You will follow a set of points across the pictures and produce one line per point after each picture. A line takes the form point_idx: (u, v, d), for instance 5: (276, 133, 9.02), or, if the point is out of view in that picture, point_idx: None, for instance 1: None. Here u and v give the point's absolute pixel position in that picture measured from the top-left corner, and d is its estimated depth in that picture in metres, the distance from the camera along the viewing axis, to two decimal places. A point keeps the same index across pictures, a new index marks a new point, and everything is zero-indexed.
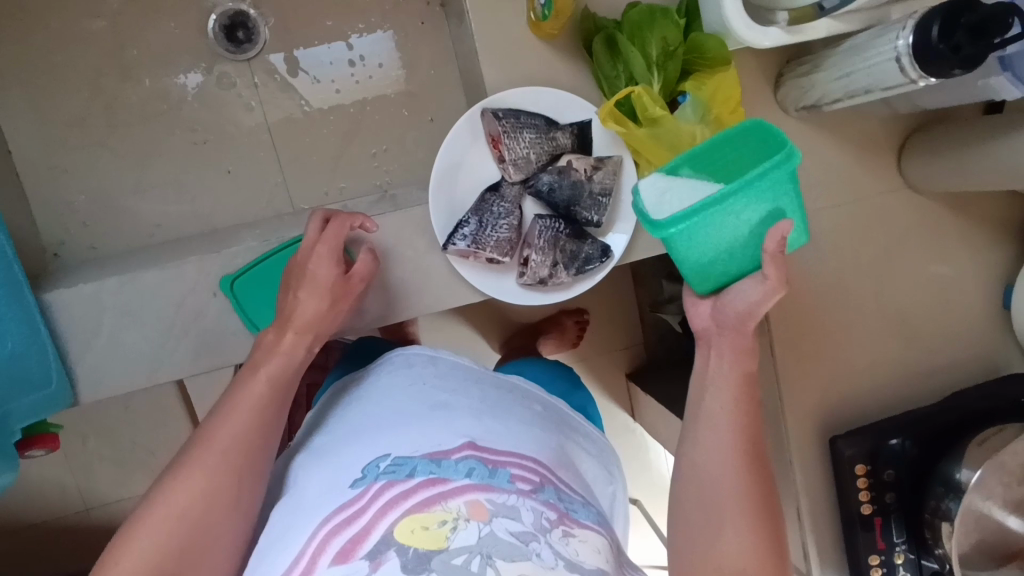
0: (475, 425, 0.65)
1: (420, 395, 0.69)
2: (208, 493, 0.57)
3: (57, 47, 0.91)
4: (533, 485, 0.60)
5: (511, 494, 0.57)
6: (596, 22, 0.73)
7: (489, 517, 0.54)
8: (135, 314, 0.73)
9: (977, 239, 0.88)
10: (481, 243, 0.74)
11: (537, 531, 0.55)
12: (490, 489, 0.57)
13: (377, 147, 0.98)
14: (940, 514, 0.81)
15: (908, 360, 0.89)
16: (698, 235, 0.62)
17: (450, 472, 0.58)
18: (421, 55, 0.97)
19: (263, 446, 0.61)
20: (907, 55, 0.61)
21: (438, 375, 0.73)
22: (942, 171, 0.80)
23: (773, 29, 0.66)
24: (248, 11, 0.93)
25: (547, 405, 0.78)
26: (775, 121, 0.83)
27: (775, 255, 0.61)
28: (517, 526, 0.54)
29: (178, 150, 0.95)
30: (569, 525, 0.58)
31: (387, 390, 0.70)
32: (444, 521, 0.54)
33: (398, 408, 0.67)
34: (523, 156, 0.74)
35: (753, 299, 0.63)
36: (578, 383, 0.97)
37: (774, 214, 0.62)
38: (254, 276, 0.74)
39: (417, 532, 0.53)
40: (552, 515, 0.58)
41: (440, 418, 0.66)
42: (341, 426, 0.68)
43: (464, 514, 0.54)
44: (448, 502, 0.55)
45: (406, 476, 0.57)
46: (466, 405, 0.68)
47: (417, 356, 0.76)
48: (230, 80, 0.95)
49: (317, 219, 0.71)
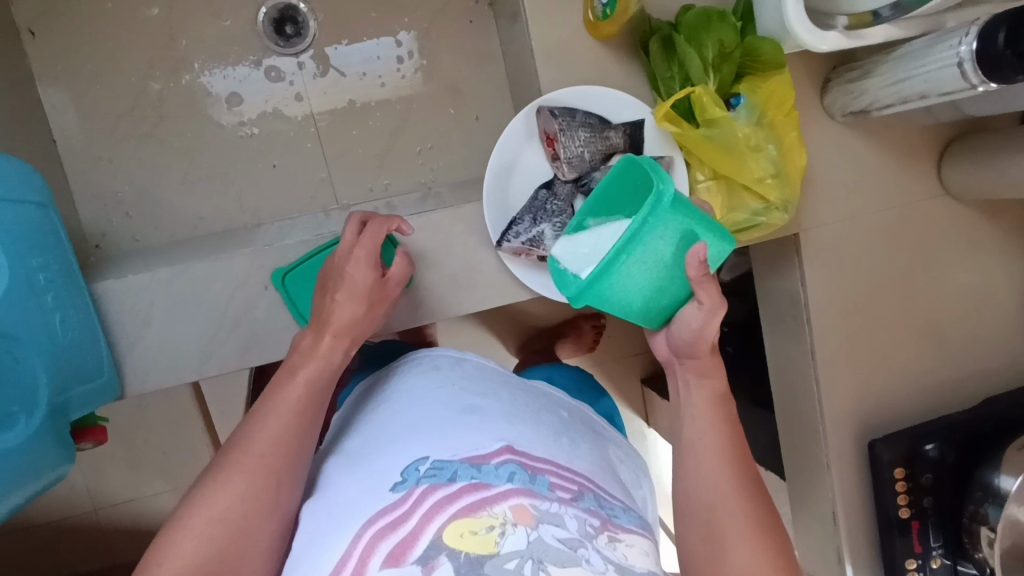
0: (507, 428, 0.63)
1: (448, 399, 0.66)
2: (251, 492, 0.55)
3: (107, 35, 0.90)
4: (573, 493, 0.57)
5: (552, 502, 0.54)
6: (651, 24, 0.74)
7: (535, 523, 0.51)
8: (186, 306, 0.72)
9: (1012, 248, 0.90)
10: (536, 240, 0.74)
11: (583, 538, 0.52)
12: (533, 495, 0.54)
13: (422, 145, 0.98)
14: (979, 519, 0.81)
15: (944, 366, 0.90)
16: (614, 288, 0.63)
17: (491, 477, 0.55)
18: (467, 54, 0.97)
19: (304, 444, 0.60)
20: (971, 60, 0.62)
21: (465, 377, 0.71)
22: (981, 179, 0.82)
23: (832, 33, 0.66)
24: (299, 5, 0.92)
25: (572, 409, 0.76)
26: (821, 125, 0.83)
27: (703, 280, 0.61)
28: (562, 533, 0.51)
29: (222, 141, 0.94)
30: (614, 531, 0.55)
31: (415, 391, 0.68)
32: (491, 526, 0.50)
33: (429, 412, 0.64)
34: (577, 154, 0.73)
35: (695, 326, 0.64)
36: (602, 390, 0.96)
37: (688, 239, 0.61)
38: (305, 270, 0.73)
39: (466, 536, 0.49)
40: (595, 521, 0.55)
41: (472, 423, 0.63)
42: (371, 428, 0.66)
43: (511, 519, 0.51)
44: (493, 507, 0.52)
45: (447, 480, 0.54)
46: (498, 409, 0.66)
47: (443, 357, 0.74)
48: (278, 73, 0.94)
49: (355, 222, 0.69)
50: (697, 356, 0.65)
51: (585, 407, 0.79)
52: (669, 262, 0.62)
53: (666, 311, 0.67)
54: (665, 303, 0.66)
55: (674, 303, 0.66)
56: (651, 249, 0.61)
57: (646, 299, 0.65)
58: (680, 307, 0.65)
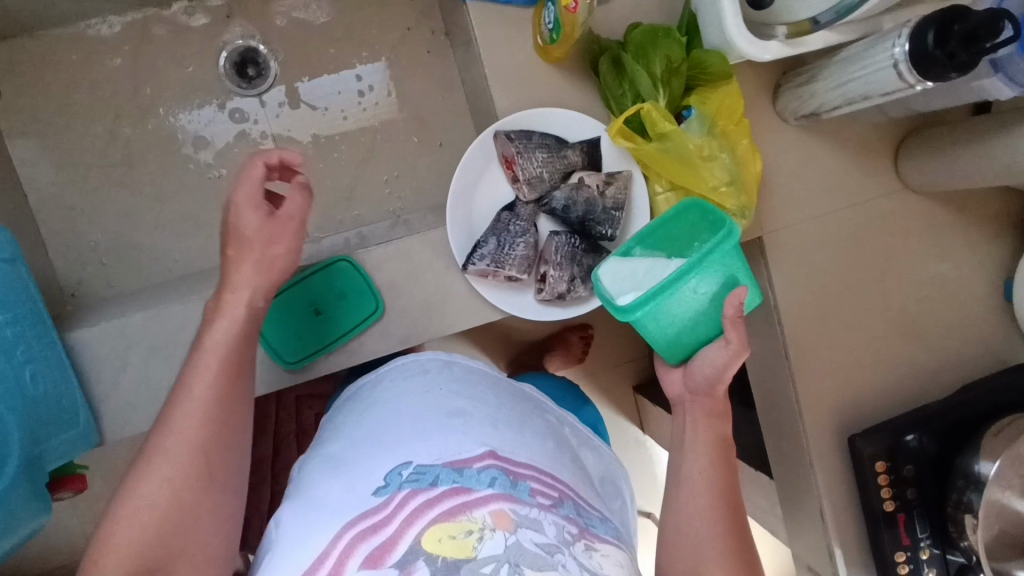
0: (492, 433, 0.62)
1: (435, 400, 0.66)
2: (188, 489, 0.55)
3: (73, 88, 0.92)
4: (553, 499, 0.57)
5: (533, 506, 0.55)
6: (600, 44, 0.75)
7: (514, 527, 0.52)
8: (159, 350, 0.73)
9: (972, 237, 0.92)
10: (501, 261, 0.74)
11: (560, 543, 0.52)
12: (513, 499, 0.54)
13: (389, 174, 0.99)
14: (963, 507, 0.82)
15: (918, 357, 0.92)
16: (659, 313, 0.66)
17: (473, 482, 0.55)
18: (428, 82, 0.99)
19: (229, 428, 0.59)
20: (904, 61, 0.64)
21: (454, 377, 0.70)
22: (936, 172, 0.84)
23: (773, 43, 0.68)
24: (258, 47, 0.95)
25: (561, 418, 0.77)
26: (776, 128, 0.85)
27: (735, 320, 0.64)
28: (541, 537, 0.51)
29: (192, 183, 0.96)
30: (590, 539, 0.55)
31: (401, 393, 0.68)
32: (469, 531, 0.51)
33: (414, 415, 0.64)
34: (536, 175, 0.75)
35: (718, 364, 0.65)
36: (587, 398, 0.97)
37: (732, 281, 0.66)
38: (279, 305, 0.76)
39: (444, 541, 0.50)
40: (573, 529, 0.55)
41: (458, 427, 0.62)
42: (356, 429, 0.65)
43: (489, 525, 0.51)
44: (473, 512, 0.52)
45: (429, 485, 0.55)
46: (484, 413, 0.65)
47: (431, 361, 0.72)
48: (242, 114, 0.96)
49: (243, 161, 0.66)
50: (712, 396, 0.67)
51: (569, 415, 0.78)
52: (710, 297, 0.66)
53: (690, 348, 0.69)
54: (691, 340, 0.69)
55: (699, 341, 0.69)
56: (702, 278, 0.65)
57: (677, 332, 0.68)
58: (702, 348, 0.68)
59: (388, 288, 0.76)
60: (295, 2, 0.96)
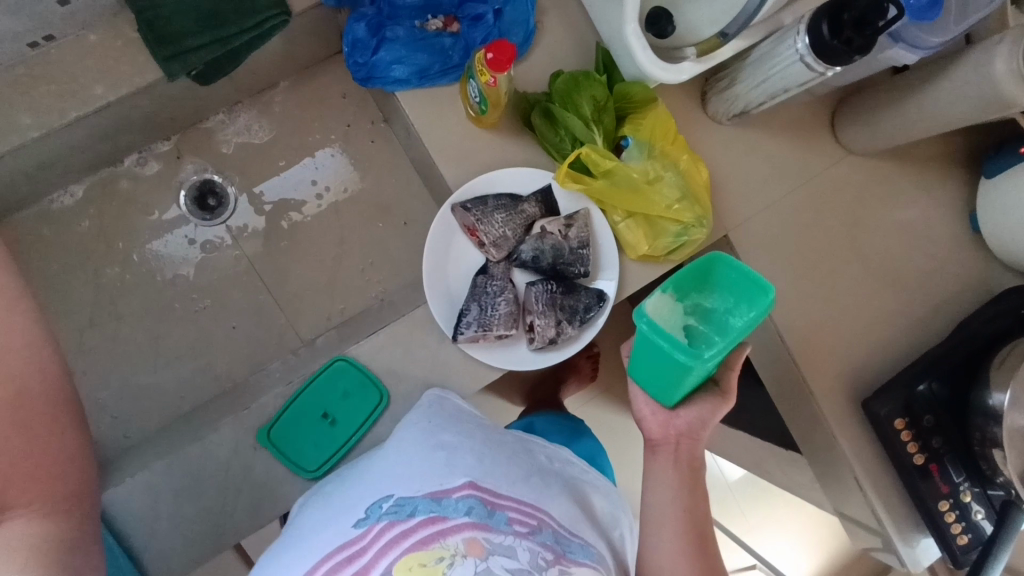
0: (476, 466, 0.64)
1: (422, 436, 0.68)
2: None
3: (48, 259, 0.96)
4: (530, 527, 0.59)
5: (506, 535, 0.57)
6: (528, 100, 0.79)
7: (486, 554, 0.55)
8: (187, 492, 0.75)
9: (924, 184, 0.95)
10: (487, 324, 0.76)
11: (532, 569, 0.55)
12: (487, 529, 0.57)
13: (365, 262, 1.02)
14: (990, 443, 0.83)
15: (907, 308, 0.94)
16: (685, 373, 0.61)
17: (449, 510, 0.57)
18: (379, 167, 1.03)
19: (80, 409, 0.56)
20: (809, 54, 0.68)
21: (442, 416, 0.72)
22: (871, 136, 0.87)
23: (686, 64, 0.72)
24: (214, 178, 1.00)
25: (550, 453, 0.77)
26: (714, 132, 0.89)
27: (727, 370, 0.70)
28: (512, 563, 0.55)
29: (180, 317, 0.98)
30: (567, 564, 0.57)
31: (394, 436, 0.70)
32: (441, 557, 0.54)
33: (402, 450, 0.66)
34: (500, 235, 0.78)
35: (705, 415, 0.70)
36: (584, 429, 0.99)
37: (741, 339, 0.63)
38: (287, 421, 0.78)
39: (415, 569, 0.53)
40: (549, 554, 0.57)
41: (441, 459, 0.64)
42: (352, 473, 0.68)
43: (461, 551, 0.54)
44: (446, 539, 0.55)
45: (407, 515, 0.56)
46: (469, 446, 0.67)
47: (425, 400, 0.76)
48: (213, 241, 1.00)
49: None
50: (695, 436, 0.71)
51: (562, 452, 0.79)
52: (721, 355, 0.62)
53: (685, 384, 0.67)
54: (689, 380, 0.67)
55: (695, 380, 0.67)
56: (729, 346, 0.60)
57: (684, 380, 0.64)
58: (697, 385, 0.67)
59: (388, 376, 0.79)
60: (238, 128, 1.00)
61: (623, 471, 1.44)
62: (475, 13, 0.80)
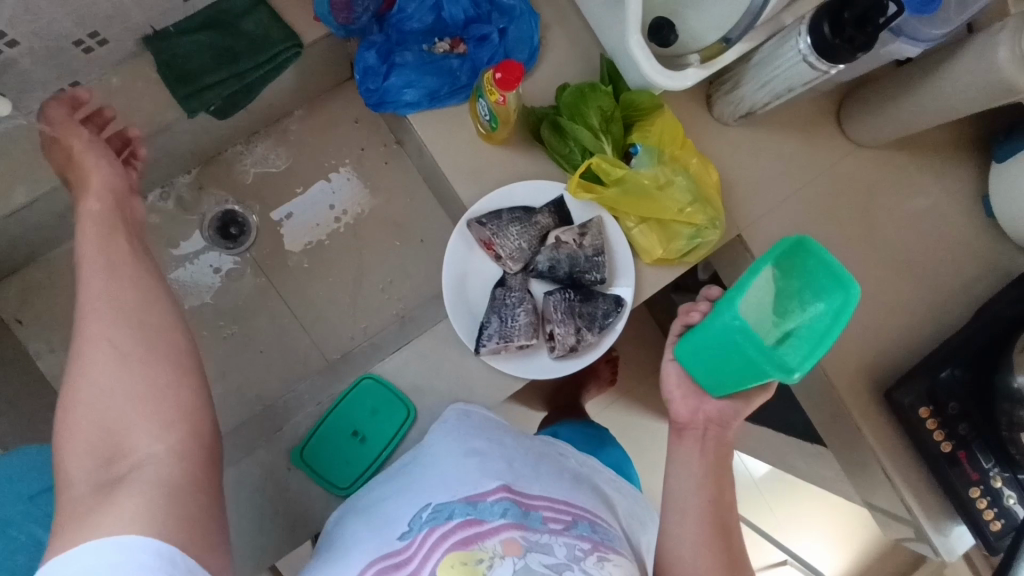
0: (507, 468, 0.66)
1: (453, 446, 0.70)
2: (186, 451, 0.56)
3: None
4: (566, 523, 0.61)
5: (544, 533, 0.58)
6: (537, 114, 0.81)
7: (524, 552, 0.56)
8: (226, 516, 0.77)
9: (935, 173, 0.95)
10: (508, 334, 0.78)
11: (571, 561, 0.56)
12: (524, 527, 0.58)
13: (384, 280, 1.04)
14: (1018, 426, 0.83)
15: (926, 296, 0.94)
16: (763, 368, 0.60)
17: (487, 512, 0.59)
18: (394, 187, 1.05)
19: (204, 394, 0.60)
20: (811, 53, 0.69)
21: (471, 426, 0.74)
22: (879, 127, 0.88)
23: (690, 70, 0.73)
24: (234, 208, 1.02)
25: (575, 457, 0.79)
26: (720, 134, 0.90)
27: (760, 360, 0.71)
28: (550, 559, 0.56)
29: (208, 344, 1.01)
30: (603, 551, 0.59)
31: (425, 448, 0.72)
32: (481, 559, 0.55)
33: (435, 462, 0.68)
34: (516, 248, 0.79)
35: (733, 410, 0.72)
36: (606, 439, 1.00)
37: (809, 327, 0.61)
38: (320, 441, 0.80)
39: (457, 567, 0.55)
40: (585, 545, 0.59)
41: (473, 464, 0.66)
42: (387, 484, 0.70)
43: (499, 551, 0.56)
44: (485, 541, 0.56)
45: (446, 519, 0.58)
46: (500, 451, 0.69)
47: (450, 413, 0.77)
48: (237, 269, 1.02)
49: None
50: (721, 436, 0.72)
51: (590, 459, 0.80)
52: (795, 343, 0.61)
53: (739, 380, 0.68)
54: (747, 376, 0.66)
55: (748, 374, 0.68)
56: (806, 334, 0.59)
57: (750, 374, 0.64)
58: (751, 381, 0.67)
59: (415, 393, 0.81)
60: (256, 157, 1.03)
61: (648, 474, 1.44)
62: (481, 33, 0.82)
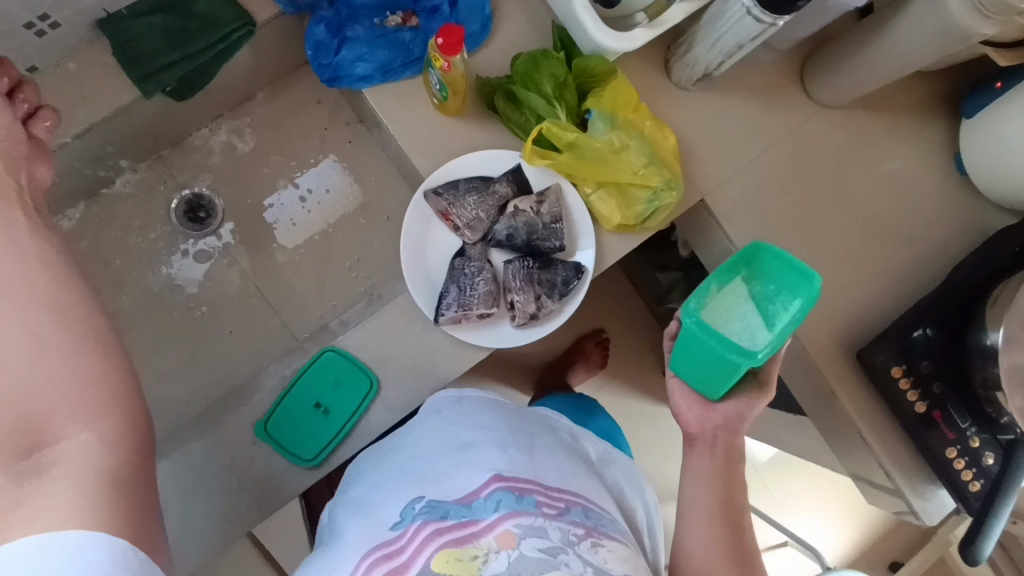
0: (501, 456, 0.64)
1: (445, 438, 0.68)
2: (103, 440, 0.57)
3: None
4: (559, 508, 0.60)
5: (538, 517, 0.58)
6: (491, 83, 0.81)
7: (517, 542, 0.56)
8: (192, 490, 0.78)
9: (902, 132, 0.94)
10: (467, 303, 0.78)
11: (565, 544, 0.57)
12: (518, 515, 0.58)
13: (351, 259, 1.05)
14: (991, 384, 0.80)
15: (896, 257, 0.93)
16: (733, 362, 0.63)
17: (481, 511, 0.59)
18: (360, 167, 1.06)
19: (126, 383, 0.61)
20: (755, 6, 0.69)
21: (464, 411, 0.72)
22: (838, 85, 0.87)
23: (637, 30, 0.73)
24: (202, 191, 1.04)
25: (558, 424, 0.78)
26: (680, 100, 0.90)
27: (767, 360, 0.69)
28: (544, 543, 0.56)
29: (180, 327, 1.02)
30: (597, 536, 0.59)
31: (416, 435, 0.71)
32: (476, 554, 0.56)
33: (426, 451, 0.67)
34: (474, 217, 0.80)
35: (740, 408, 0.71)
36: (597, 408, 1.00)
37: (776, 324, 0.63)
38: (281, 413, 0.81)
39: (452, 562, 0.55)
40: (579, 529, 0.59)
41: (467, 459, 0.64)
42: (377, 466, 0.69)
43: (494, 547, 0.56)
44: (479, 538, 0.57)
45: (441, 517, 0.58)
46: (493, 438, 0.67)
47: (442, 400, 0.74)
48: (206, 252, 1.04)
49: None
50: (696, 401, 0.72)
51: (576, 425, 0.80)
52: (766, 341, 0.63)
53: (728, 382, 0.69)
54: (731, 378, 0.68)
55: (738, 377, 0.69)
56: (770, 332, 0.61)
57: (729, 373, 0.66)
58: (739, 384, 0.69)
59: (377, 363, 0.81)
60: (222, 141, 1.04)
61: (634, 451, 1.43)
62: (431, 5, 0.84)
